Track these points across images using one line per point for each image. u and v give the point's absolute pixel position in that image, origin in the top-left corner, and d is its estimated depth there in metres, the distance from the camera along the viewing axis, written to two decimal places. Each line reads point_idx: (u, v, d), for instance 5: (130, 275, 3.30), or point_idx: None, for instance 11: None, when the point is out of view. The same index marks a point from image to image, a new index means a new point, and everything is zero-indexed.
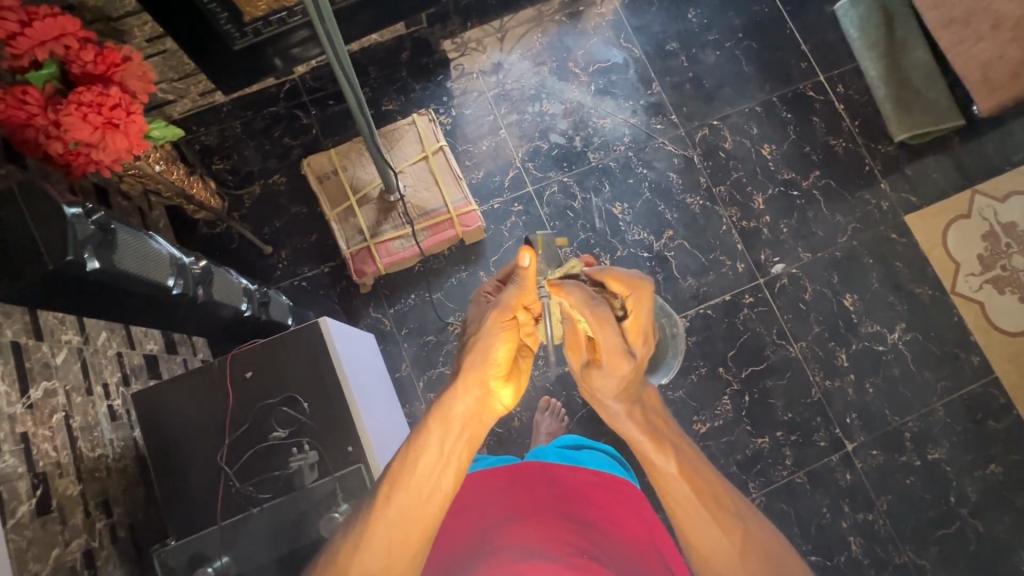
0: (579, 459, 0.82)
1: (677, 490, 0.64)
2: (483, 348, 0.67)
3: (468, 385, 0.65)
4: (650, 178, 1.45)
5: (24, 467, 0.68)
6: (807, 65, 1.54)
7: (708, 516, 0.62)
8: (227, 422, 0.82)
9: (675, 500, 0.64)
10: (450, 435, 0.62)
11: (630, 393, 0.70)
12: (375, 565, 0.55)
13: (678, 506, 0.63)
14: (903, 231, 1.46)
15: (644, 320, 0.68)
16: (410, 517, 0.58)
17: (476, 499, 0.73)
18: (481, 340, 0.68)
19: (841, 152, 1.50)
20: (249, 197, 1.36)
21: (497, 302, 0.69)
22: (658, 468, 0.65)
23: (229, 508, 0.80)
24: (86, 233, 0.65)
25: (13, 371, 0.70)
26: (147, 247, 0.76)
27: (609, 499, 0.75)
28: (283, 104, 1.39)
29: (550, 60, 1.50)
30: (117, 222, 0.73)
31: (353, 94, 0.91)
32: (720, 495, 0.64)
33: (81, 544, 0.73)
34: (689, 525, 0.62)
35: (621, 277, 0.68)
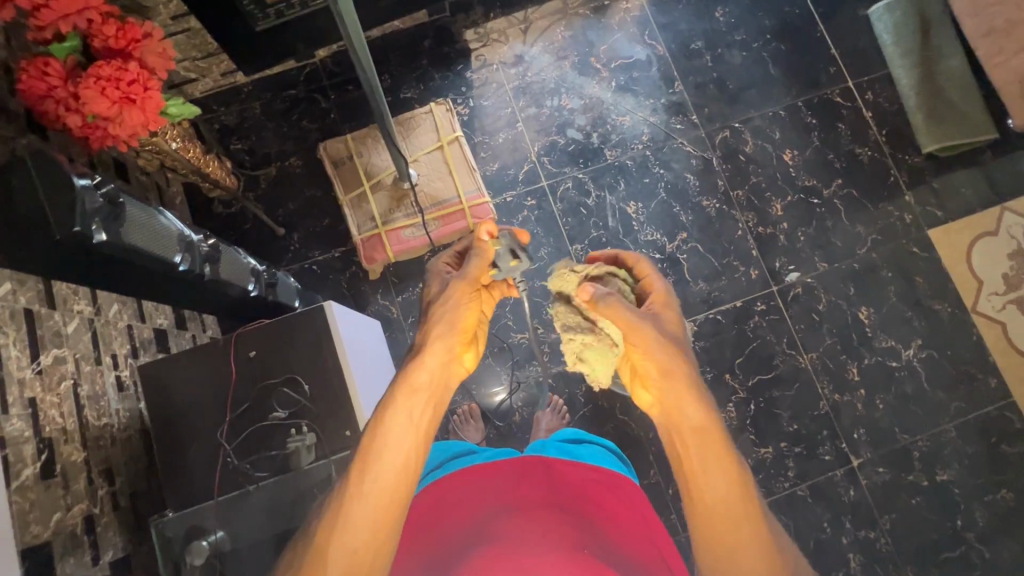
0: (579, 454, 0.81)
1: (733, 497, 0.57)
2: (449, 317, 0.70)
3: (442, 347, 0.68)
4: (667, 178, 1.43)
5: (31, 431, 0.70)
6: (836, 70, 1.50)
7: (752, 528, 0.57)
8: (228, 401, 0.83)
9: (731, 509, 0.57)
10: (415, 405, 0.62)
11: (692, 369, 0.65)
12: (357, 538, 0.54)
13: (728, 519, 0.57)
14: (926, 246, 1.42)
15: (657, 279, 0.75)
16: (383, 500, 0.56)
17: (471, 487, 0.74)
18: (447, 312, 0.71)
19: (866, 161, 1.46)
20: (265, 177, 1.38)
21: (461, 273, 0.73)
22: (720, 464, 0.58)
23: (228, 485, 0.81)
24: (94, 206, 0.66)
25: (24, 337, 0.72)
26: (155, 223, 0.77)
27: (608, 494, 0.73)
28: (303, 87, 1.40)
29: (572, 54, 1.48)
30: (126, 196, 0.74)
31: (368, 76, 0.90)
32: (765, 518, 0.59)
33: (82, 509, 0.74)
34: (732, 541, 0.57)
35: (627, 255, 0.79)
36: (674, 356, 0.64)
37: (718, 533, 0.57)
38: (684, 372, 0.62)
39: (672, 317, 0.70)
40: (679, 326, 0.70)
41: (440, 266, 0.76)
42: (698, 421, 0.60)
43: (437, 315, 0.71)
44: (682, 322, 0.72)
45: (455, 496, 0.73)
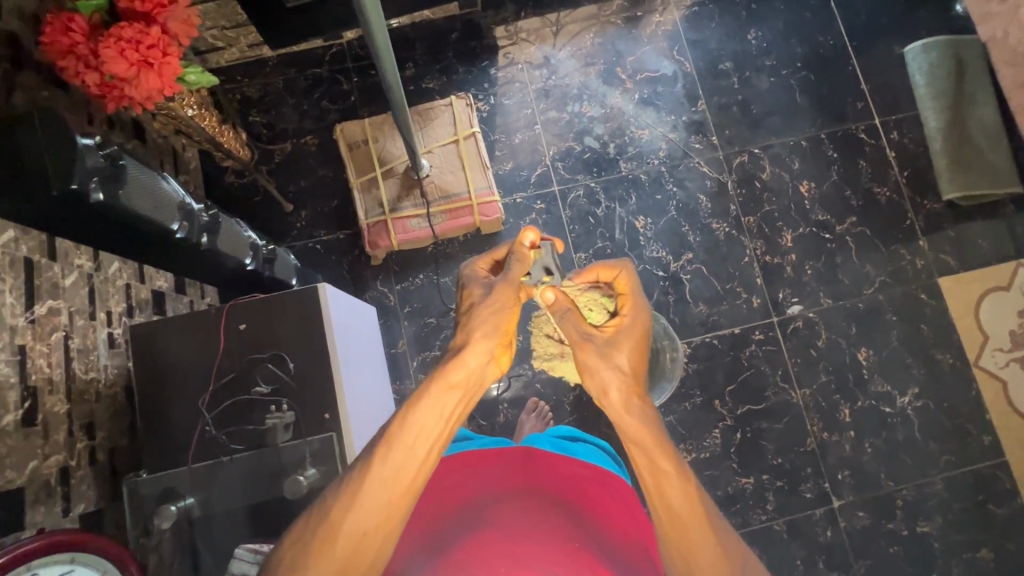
0: (572, 450, 0.82)
1: (687, 517, 0.52)
2: (493, 318, 0.62)
3: (489, 345, 0.59)
4: (679, 197, 1.42)
5: (17, 377, 0.71)
6: (863, 105, 1.48)
7: (713, 553, 0.52)
8: (213, 370, 0.84)
9: (684, 530, 0.52)
10: (451, 398, 0.55)
11: (641, 381, 0.60)
12: (366, 526, 0.50)
13: (682, 537, 0.53)
14: (934, 293, 1.39)
15: (634, 296, 0.71)
16: (400, 488, 0.51)
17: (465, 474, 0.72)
18: (488, 315, 0.62)
19: (883, 201, 1.44)
20: (279, 153, 1.38)
21: (506, 277, 0.66)
22: (668, 484, 0.53)
23: (204, 453, 0.82)
24: (95, 164, 0.67)
25: (21, 285, 0.74)
26: (157, 187, 0.78)
27: (599, 489, 0.70)
28: (327, 66, 1.41)
29: (599, 62, 1.47)
30: (129, 157, 0.75)
31: (386, 54, 0.89)
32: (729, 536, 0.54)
33: (59, 460, 0.75)
34: (690, 555, 0.52)
35: (606, 266, 0.75)
36: (613, 377, 0.59)
37: (673, 553, 0.53)
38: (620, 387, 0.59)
39: (636, 333, 0.65)
40: (639, 340, 0.64)
41: (480, 270, 0.68)
42: (639, 438, 0.55)
43: (479, 317, 0.62)
44: (643, 337, 0.65)
45: (446, 479, 0.71)
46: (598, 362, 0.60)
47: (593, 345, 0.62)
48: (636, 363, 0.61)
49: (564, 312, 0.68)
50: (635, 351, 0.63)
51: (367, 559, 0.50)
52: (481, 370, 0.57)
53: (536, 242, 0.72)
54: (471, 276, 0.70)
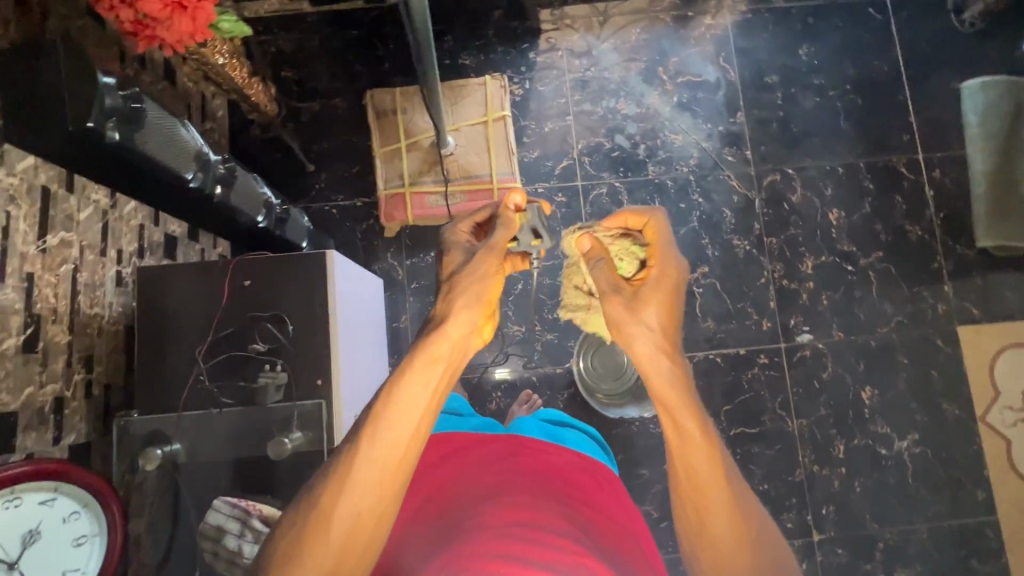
0: (561, 438, 0.82)
1: (702, 474, 0.54)
2: (476, 286, 0.61)
3: (470, 316, 0.59)
4: (704, 209, 1.38)
5: (22, 304, 0.72)
6: (908, 138, 1.43)
7: (726, 505, 0.53)
8: (213, 323, 0.83)
9: (697, 482, 0.54)
10: (434, 371, 0.55)
11: (672, 337, 0.61)
12: (361, 503, 0.52)
13: (694, 487, 0.54)
14: (951, 341, 1.36)
15: (665, 250, 0.67)
16: (388, 464, 0.53)
17: (462, 468, 0.70)
18: (473, 280, 0.62)
19: (913, 240, 1.39)
20: (307, 111, 1.37)
21: (487, 242, 0.66)
22: (687, 437, 0.55)
23: (194, 404, 0.82)
24: (112, 104, 0.67)
25: (36, 215, 0.75)
26: (176, 133, 0.79)
27: (590, 480, 0.71)
28: (365, 29, 1.39)
29: (641, 59, 1.43)
30: (151, 101, 0.75)
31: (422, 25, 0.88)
32: (740, 485, 0.55)
33: (55, 390, 0.77)
34: (701, 507, 0.54)
35: (634, 212, 0.72)
36: (640, 333, 0.60)
37: (689, 509, 0.55)
38: (656, 338, 0.59)
39: (668, 286, 0.63)
40: (671, 293, 0.63)
41: (462, 233, 0.69)
42: (664, 394, 0.56)
43: (461, 278, 0.63)
44: (674, 295, 0.64)
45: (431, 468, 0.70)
46: (627, 317, 0.60)
47: (620, 298, 0.62)
48: (664, 319, 0.61)
49: (600, 259, 0.68)
50: (664, 309, 0.61)
51: (366, 534, 0.52)
52: (463, 341, 0.58)
53: (521, 204, 0.72)
54: (456, 239, 0.69)
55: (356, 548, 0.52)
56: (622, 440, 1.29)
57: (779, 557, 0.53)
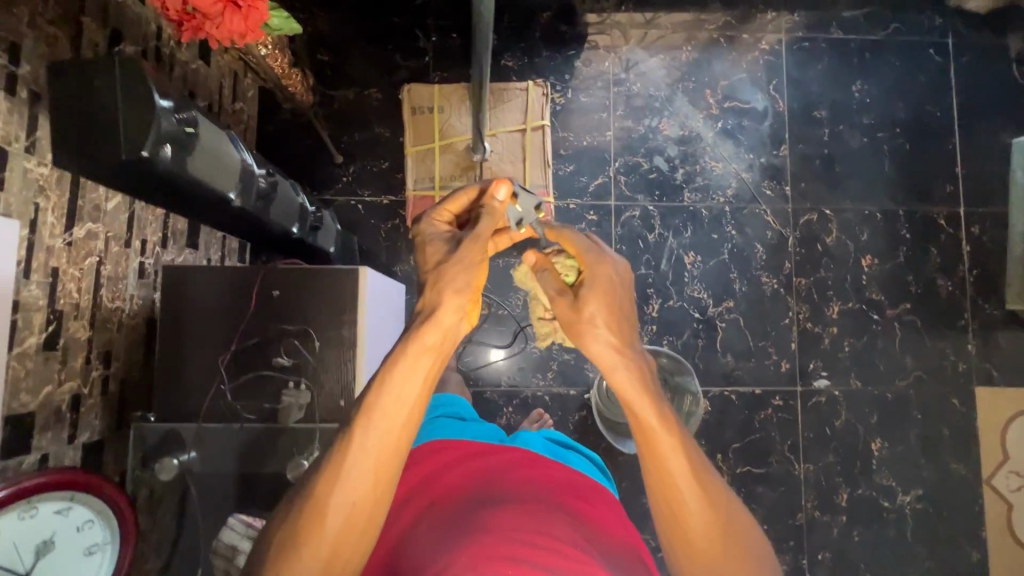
0: (565, 456, 0.78)
1: (676, 474, 0.50)
2: (461, 275, 0.55)
3: (464, 297, 0.54)
4: (736, 241, 1.35)
5: (45, 301, 0.70)
6: (952, 190, 1.39)
7: (710, 518, 0.50)
8: (238, 330, 0.81)
9: (669, 485, 0.50)
10: (431, 358, 0.50)
11: (627, 336, 0.57)
12: (353, 498, 0.47)
13: (667, 491, 0.50)
14: (967, 401, 1.35)
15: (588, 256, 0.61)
16: (381, 455, 0.48)
17: (463, 475, 0.65)
18: (458, 270, 0.55)
19: (943, 295, 1.37)
20: (340, 99, 1.32)
21: (472, 232, 0.59)
22: (654, 437, 0.51)
23: (214, 415, 0.80)
24: (167, 127, 0.66)
25: (64, 206, 0.72)
26: (223, 153, 0.78)
27: (598, 496, 0.66)
28: (407, 18, 1.34)
29: (689, 79, 1.38)
30: (201, 120, 0.75)
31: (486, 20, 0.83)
32: (720, 486, 0.52)
33: (73, 387, 0.75)
34: (678, 510, 0.50)
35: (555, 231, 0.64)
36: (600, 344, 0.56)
37: (666, 515, 0.51)
38: (610, 343, 0.56)
39: (603, 289, 0.58)
40: (609, 296, 0.58)
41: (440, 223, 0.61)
42: (626, 394, 0.53)
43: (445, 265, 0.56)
44: (620, 295, 0.59)
45: (439, 469, 0.66)
46: (575, 321, 0.57)
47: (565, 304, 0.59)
48: (613, 323, 0.57)
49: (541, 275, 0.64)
50: (616, 318, 0.57)
51: (358, 532, 0.47)
52: (456, 322, 0.52)
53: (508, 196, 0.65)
54: (433, 232, 0.61)
55: (350, 548, 0.47)
56: (628, 467, 1.28)
57: (760, 551, 0.51)
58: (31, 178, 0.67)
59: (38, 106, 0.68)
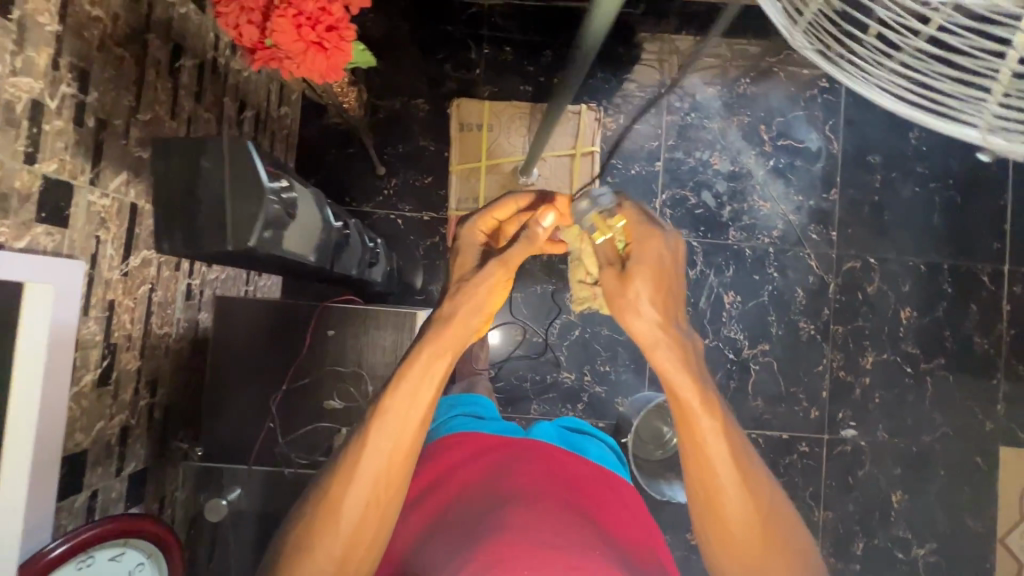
0: (579, 445, 0.80)
1: (716, 461, 0.47)
2: (478, 293, 0.53)
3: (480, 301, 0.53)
4: (777, 284, 1.33)
5: (101, 336, 0.67)
6: (999, 247, 1.37)
7: (746, 508, 0.48)
8: (291, 369, 0.83)
9: (710, 473, 0.48)
10: (444, 361, 0.50)
11: (671, 309, 0.52)
12: (365, 496, 0.47)
13: (707, 477, 0.48)
14: (990, 460, 1.35)
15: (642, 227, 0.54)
16: (394, 455, 0.48)
17: (477, 469, 0.67)
18: (476, 286, 0.53)
19: (978, 353, 1.36)
20: (386, 109, 1.28)
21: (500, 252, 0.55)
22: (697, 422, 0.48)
23: (265, 457, 0.82)
24: (273, 213, 0.61)
25: (122, 236, 0.69)
26: (312, 219, 0.72)
27: (607, 491, 0.69)
28: (460, 27, 1.29)
29: (745, 113, 1.34)
30: (297, 185, 0.69)
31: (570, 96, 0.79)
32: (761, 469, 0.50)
33: (122, 420, 0.73)
34: (716, 498, 0.48)
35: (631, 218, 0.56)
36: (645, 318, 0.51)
37: (704, 500, 0.49)
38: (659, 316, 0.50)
39: (653, 265, 0.52)
40: (659, 272, 0.52)
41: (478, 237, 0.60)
42: (675, 382, 0.48)
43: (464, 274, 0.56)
44: (670, 270, 0.53)
45: (456, 467, 0.68)
46: (619, 292, 0.52)
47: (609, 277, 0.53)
48: (660, 298, 0.51)
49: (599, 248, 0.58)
50: (663, 292, 0.52)
51: (371, 528, 0.48)
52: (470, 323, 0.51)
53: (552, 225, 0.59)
54: (468, 237, 0.61)
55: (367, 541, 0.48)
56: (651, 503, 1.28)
57: (796, 535, 0.49)
58: (94, 212, 0.64)
59: (104, 135, 0.64)
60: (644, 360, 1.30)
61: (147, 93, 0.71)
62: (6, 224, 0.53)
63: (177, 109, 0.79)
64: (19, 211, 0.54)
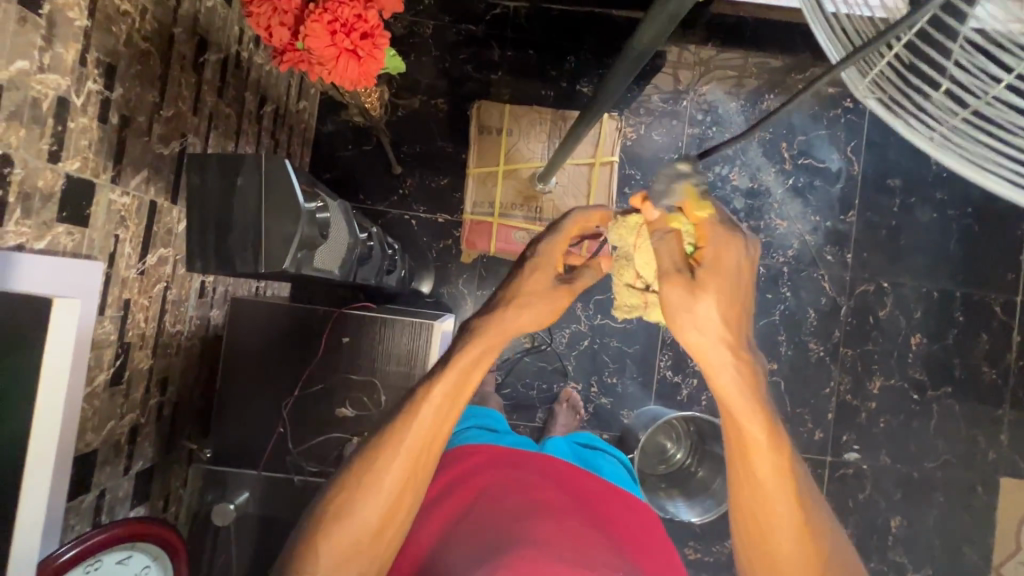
0: (595, 466, 0.80)
1: (768, 485, 0.47)
2: (540, 308, 0.52)
3: (535, 306, 0.52)
4: (789, 304, 1.33)
5: (116, 335, 0.66)
6: (1013, 277, 1.36)
7: (793, 531, 0.48)
8: (303, 375, 0.82)
9: (757, 497, 0.47)
10: (487, 357, 0.50)
11: (741, 329, 0.47)
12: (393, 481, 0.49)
13: (755, 501, 0.48)
14: (991, 490, 1.35)
15: (719, 232, 0.47)
16: (425, 444, 0.49)
17: (497, 481, 0.67)
18: (541, 303, 0.52)
19: (985, 382, 1.36)
20: (405, 108, 1.26)
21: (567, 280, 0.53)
22: (753, 450, 0.46)
23: (274, 461, 0.82)
24: (307, 231, 0.60)
25: (141, 234, 0.68)
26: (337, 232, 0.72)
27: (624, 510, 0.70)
28: (484, 28, 1.27)
29: (767, 130, 1.33)
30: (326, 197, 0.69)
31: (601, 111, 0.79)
32: (810, 495, 0.49)
33: (132, 419, 0.72)
34: (763, 521, 0.48)
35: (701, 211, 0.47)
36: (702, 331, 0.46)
37: (750, 524, 0.49)
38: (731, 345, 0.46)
39: (730, 280, 0.46)
40: (737, 289, 0.46)
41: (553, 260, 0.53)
42: (739, 410, 0.46)
43: (530, 293, 0.52)
44: (746, 282, 0.47)
45: (474, 476, 0.67)
46: (687, 308, 0.45)
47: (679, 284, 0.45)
48: (730, 316, 0.46)
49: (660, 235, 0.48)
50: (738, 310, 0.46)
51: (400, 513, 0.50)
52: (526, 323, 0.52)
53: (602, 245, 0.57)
54: (543, 256, 0.53)
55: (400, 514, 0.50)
56: None
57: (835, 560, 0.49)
58: (114, 210, 0.63)
59: (127, 132, 0.63)
60: (651, 373, 1.30)
61: (171, 89, 0.69)
62: (27, 224, 0.52)
63: (200, 105, 0.77)
64: (40, 210, 0.53)
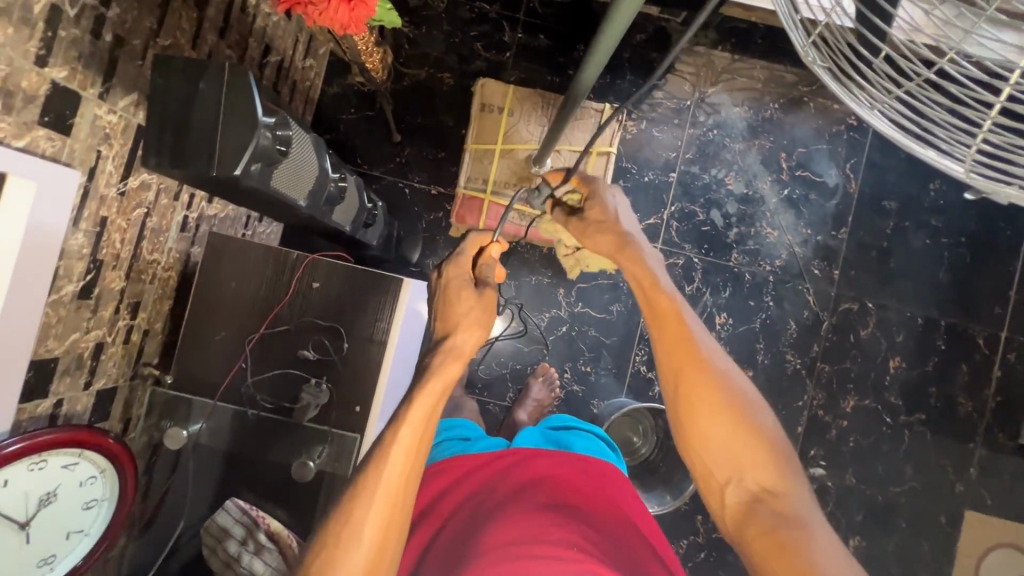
0: (571, 443, 0.82)
1: (682, 351, 0.63)
2: (476, 314, 0.64)
3: (465, 323, 0.64)
4: (771, 314, 1.33)
5: (89, 250, 0.68)
6: (1000, 312, 1.35)
7: (712, 390, 0.61)
8: (269, 314, 0.84)
9: (676, 360, 0.63)
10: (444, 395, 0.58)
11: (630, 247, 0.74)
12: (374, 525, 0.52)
13: (677, 368, 0.63)
14: (954, 522, 1.34)
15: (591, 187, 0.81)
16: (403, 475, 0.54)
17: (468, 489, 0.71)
18: (477, 309, 0.65)
19: (960, 414, 1.35)
20: (412, 78, 1.28)
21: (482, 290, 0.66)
22: (667, 321, 0.66)
23: (233, 395, 0.83)
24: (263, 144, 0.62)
25: (125, 155, 0.69)
26: (301, 166, 0.74)
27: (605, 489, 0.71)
28: (498, 7, 1.28)
29: (767, 137, 1.33)
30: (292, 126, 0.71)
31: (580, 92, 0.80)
32: (726, 367, 0.63)
33: (98, 336, 0.74)
34: (688, 382, 0.62)
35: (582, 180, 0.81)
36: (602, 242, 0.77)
37: (680, 396, 0.62)
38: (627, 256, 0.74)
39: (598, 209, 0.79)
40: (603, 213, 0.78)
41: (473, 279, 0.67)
42: (647, 289, 0.69)
43: (462, 311, 0.65)
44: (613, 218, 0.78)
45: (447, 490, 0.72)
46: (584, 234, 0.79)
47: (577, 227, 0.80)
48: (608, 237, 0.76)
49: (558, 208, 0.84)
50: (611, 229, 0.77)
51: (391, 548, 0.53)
52: (465, 338, 0.63)
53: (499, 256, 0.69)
54: (456, 278, 0.67)
55: (387, 558, 0.52)
56: None
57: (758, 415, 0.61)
58: (98, 125, 0.64)
59: (119, 52, 0.64)
60: (625, 366, 1.30)
61: (170, 19, 0.71)
62: (7, 121, 0.54)
63: (199, 41, 0.79)
64: (22, 110, 0.55)
